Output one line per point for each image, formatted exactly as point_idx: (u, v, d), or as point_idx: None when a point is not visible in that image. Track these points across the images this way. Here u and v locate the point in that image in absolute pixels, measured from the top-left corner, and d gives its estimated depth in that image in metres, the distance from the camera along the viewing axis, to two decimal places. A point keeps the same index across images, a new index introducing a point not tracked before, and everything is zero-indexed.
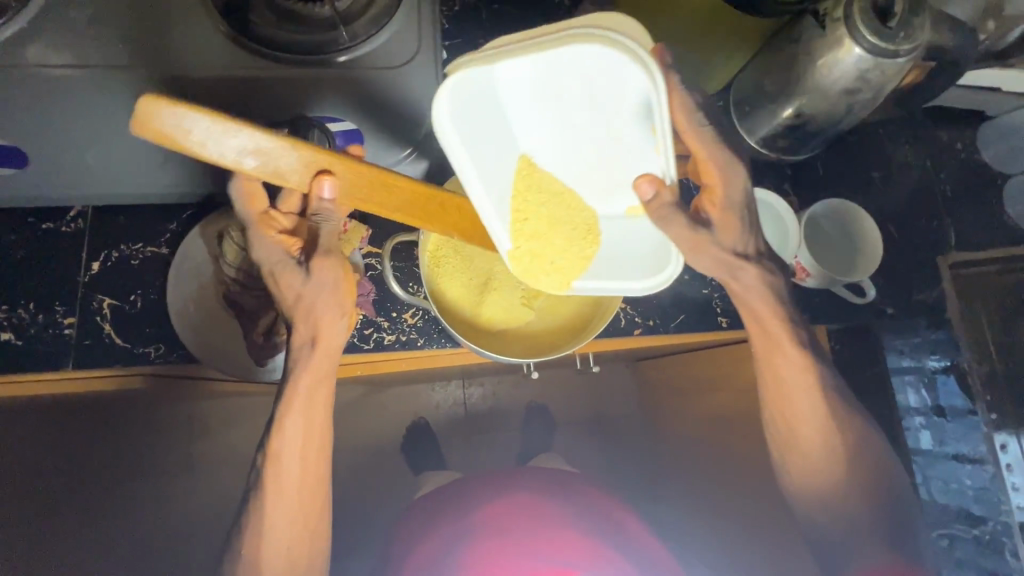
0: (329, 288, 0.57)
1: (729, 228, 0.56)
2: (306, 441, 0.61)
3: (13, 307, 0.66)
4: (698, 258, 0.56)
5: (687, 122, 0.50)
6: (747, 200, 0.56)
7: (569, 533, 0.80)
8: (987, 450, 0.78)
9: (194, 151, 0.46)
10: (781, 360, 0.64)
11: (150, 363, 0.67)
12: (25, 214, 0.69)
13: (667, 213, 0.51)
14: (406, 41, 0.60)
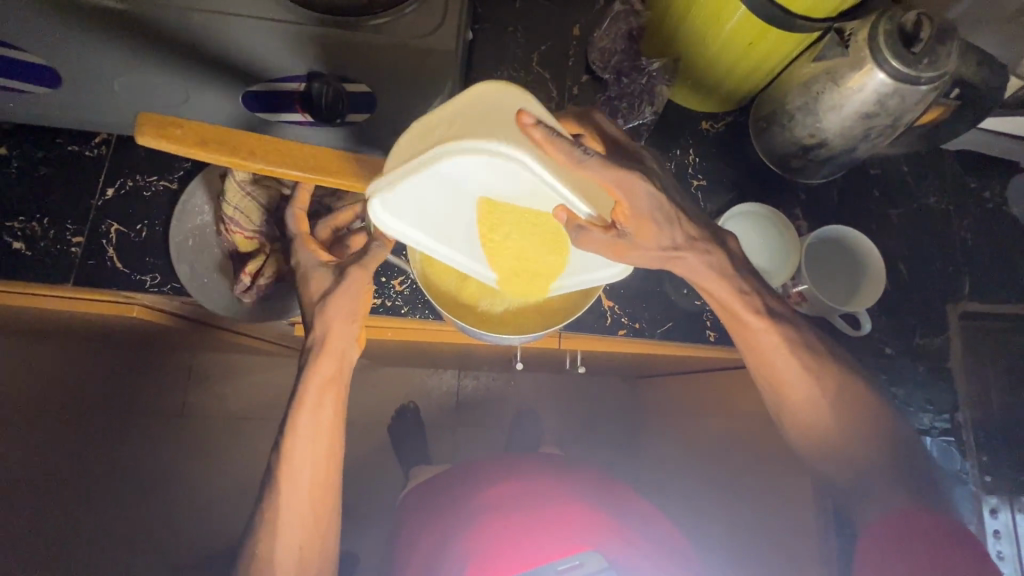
0: (350, 298, 0.60)
1: (649, 229, 0.53)
2: (317, 441, 0.62)
3: (28, 219, 0.70)
4: (632, 256, 0.54)
5: (569, 160, 0.45)
6: (660, 201, 0.51)
7: (575, 508, 0.81)
8: (977, 513, 0.74)
9: (196, 152, 0.44)
10: (755, 337, 0.63)
11: (144, 291, 0.69)
12: (55, 135, 0.73)
13: (591, 234, 0.49)
14: (430, 15, 0.61)
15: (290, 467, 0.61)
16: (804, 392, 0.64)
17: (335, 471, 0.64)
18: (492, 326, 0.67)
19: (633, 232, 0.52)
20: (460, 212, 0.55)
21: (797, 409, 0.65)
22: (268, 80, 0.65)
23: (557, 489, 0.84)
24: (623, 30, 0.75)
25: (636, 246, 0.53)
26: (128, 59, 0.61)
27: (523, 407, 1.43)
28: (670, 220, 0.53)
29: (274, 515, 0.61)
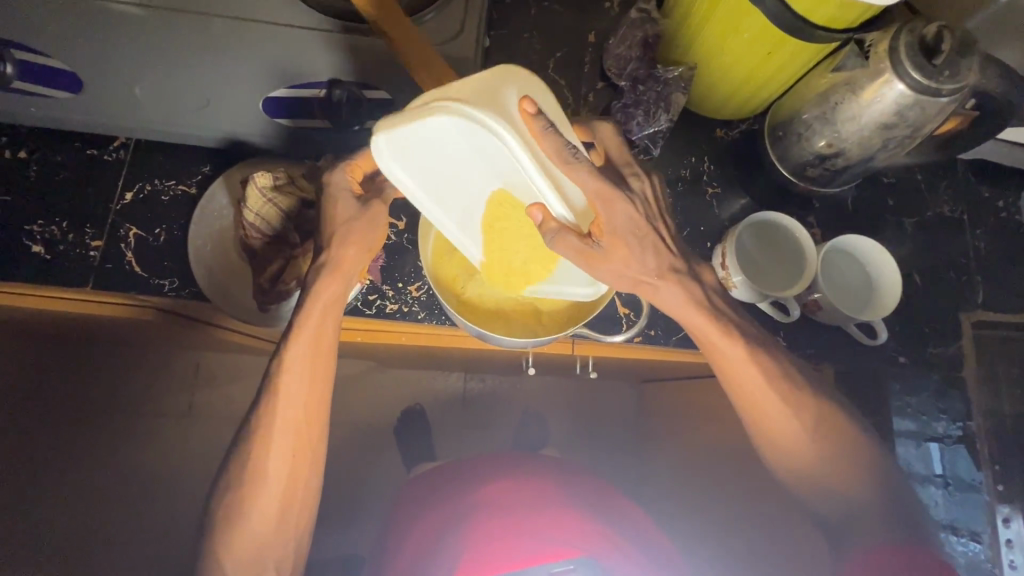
0: (371, 227, 0.62)
1: (624, 251, 0.54)
2: (300, 409, 0.62)
3: (48, 223, 0.70)
4: (602, 270, 0.55)
5: (557, 158, 0.47)
6: (638, 225, 0.53)
7: (566, 516, 0.79)
8: (989, 523, 0.73)
9: None
10: (733, 371, 0.63)
11: (162, 295, 0.69)
12: (74, 140, 0.73)
13: (563, 237, 0.50)
14: (450, 24, 0.63)
15: (287, 377, 0.62)
16: (784, 419, 0.64)
17: (327, 383, 0.64)
18: (473, 319, 0.68)
19: (609, 248, 0.53)
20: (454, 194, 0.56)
21: (781, 441, 0.65)
22: (290, 86, 0.64)
23: (548, 493, 0.83)
24: (638, 38, 0.76)
25: (605, 262, 0.53)
26: (151, 67, 0.62)
27: (527, 411, 1.43)
28: (646, 248, 0.55)
29: (267, 420, 0.62)
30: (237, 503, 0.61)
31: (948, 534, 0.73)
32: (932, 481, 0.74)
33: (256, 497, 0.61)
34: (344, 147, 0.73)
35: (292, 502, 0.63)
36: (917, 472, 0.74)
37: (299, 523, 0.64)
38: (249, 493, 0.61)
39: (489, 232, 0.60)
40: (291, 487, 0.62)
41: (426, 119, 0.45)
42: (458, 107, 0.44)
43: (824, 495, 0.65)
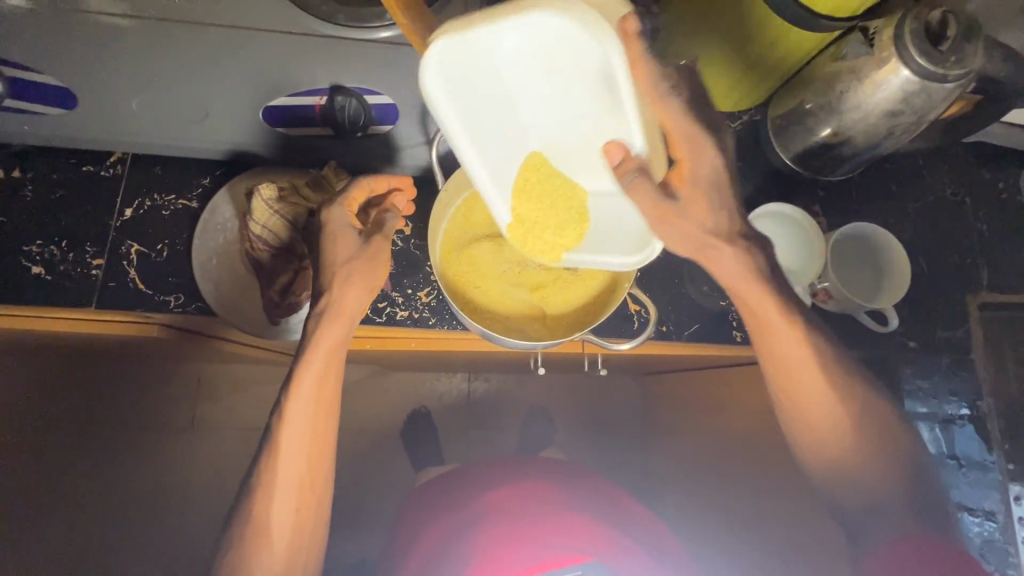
0: (372, 264, 0.62)
1: (702, 207, 0.55)
2: (305, 458, 0.61)
3: (47, 243, 0.69)
4: (664, 233, 0.56)
5: (653, 89, 0.48)
6: (719, 183, 0.54)
7: (578, 519, 0.79)
8: (1000, 500, 0.74)
9: None
10: (785, 348, 0.63)
11: (168, 312, 0.68)
12: (69, 157, 0.71)
13: (641, 179, 0.52)
14: (450, 20, 0.61)
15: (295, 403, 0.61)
16: (818, 394, 0.64)
17: (332, 430, 0.63)
18: (481, 321, 0.68)
19: (686, 199, 0.54)
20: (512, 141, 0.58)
21: (815, 430, 0.65)
22: (289, 94, 0.63)
23: (556, 498, 0.82)
24: None
25: (677, 217, 0.54)
26: (148, 80, 0.60)
27: (533, 410, 1.43)
28: (722, 209, 0.56)
29: (270, 471, 0.60)
30: (244, 552, 0.59)
31: (962, 513, 0.73)
32: (945, 460, 0.75)
33: (262, 545, 0.59)
34: (346, 153, 0.72)
35: (297, 552, 0.60)
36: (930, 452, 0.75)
37: (313, 549, 0.62)
38: (253, 545, 0.59)
39: (525, 195, 0.61)
40: (302, 513, 0.61)
41: (525, 16, 0.44)
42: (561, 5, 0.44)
43: (855, 487, 0.65)
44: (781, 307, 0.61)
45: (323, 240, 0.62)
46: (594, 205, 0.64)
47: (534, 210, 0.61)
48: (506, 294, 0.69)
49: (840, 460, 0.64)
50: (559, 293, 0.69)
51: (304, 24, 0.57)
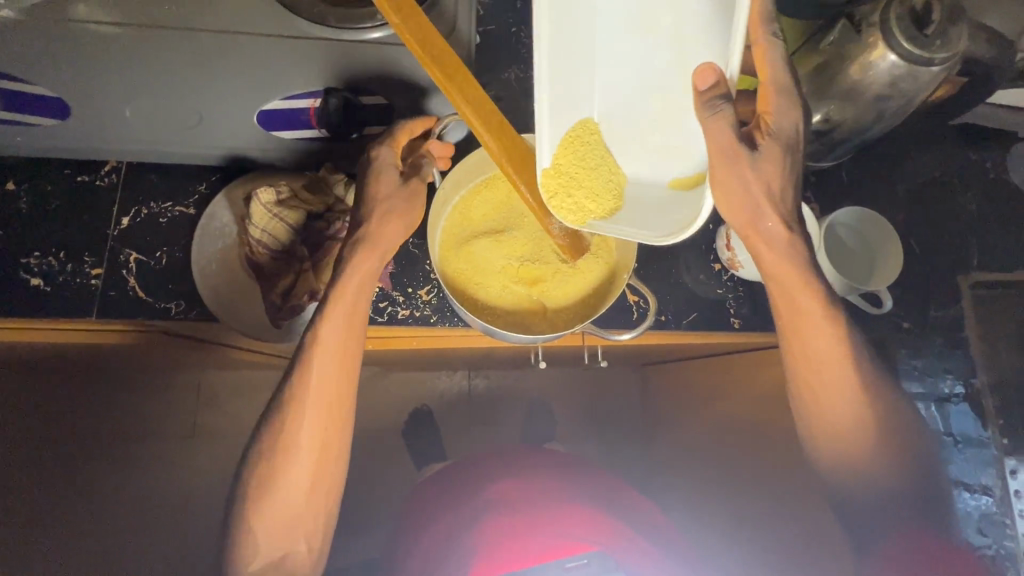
0: (412, 202, 0.63)
1: (774, 166, 0.56)
2: (318, 436, 0.61)
3: (44, 255, 0.69)
4: (724, 182, 0.56)
5: (762, 33, 0.55)
6: (790, 149, 0.57)
7: (579, 511, 0.81)
8: (996, 474, 0.75)
9: None
10: (815, 344, 0.63)
11: (169, 319, 0.68)
12: (63, 167, 0.71)
13: (722, 107, 0.53)
14: (442, 19, 0.62)
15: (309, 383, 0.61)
16: (837, 357, 0.63)
17: (348, 407, 0.63)
18: (478, 311, 0.69)
19: (760, 152, 0.56)
20: (581, 89, 0.59)
21: (835, 424, 0.64)
22: (284, 98, 0.63)
23: (556, 492, 0.84)
24: None
25: (743, 157, 0.55)
26: (141, 87, 0.60)
27: (534, 403, 1.44)
28: (787, 177, 0.58)
29: (280, 446, 0.61)
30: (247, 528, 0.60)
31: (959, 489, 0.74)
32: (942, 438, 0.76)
33: (266, 519, 0.60)
34: (342, 155, 0.72)
35: (303, 532, 0.62)
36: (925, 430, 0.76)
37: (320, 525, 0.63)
38: (254, 523, 0.60)
39: (573, 146, 0.58)
40: (315, 484, 0.62)
41: None
42: None
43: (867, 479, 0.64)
44: (817, 303, 0.62)
45: (365, 177, 0.63)
46: (632, 190, 0.60)
47: (575, 165, 0.58)
48: (506, 286, 0.70)
49: (845, 440, 0.64)
50: (558, 289, 0.70)
51: (296, 27, 0.58)
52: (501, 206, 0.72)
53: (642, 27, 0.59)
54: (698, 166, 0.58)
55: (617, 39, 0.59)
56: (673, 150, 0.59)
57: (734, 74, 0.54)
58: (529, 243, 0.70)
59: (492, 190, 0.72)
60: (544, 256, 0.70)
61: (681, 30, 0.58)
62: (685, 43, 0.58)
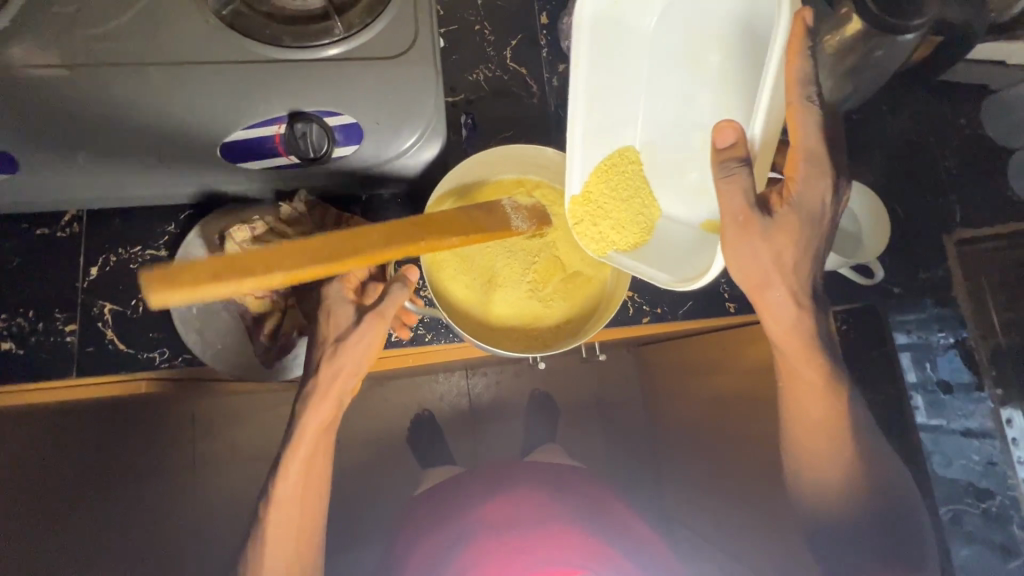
0: (362, 344, 0.59)
1: (787, 237, 0.54)
2: (296, 539, 0.62)
3: (12, 315, 0.66)
4: (738, 250, 0.54)
5: (798, 94, 0.50)
6: (807, 222, 0.55)
7: (565, 530, 0.85)
8: (994, 424, 0.76)
9: (182, 274, 0.45)
10: (810, 404, 0.65)
11: (156, 368, 0.66)
12: (20, 221, 0.68)
13: (738, 172, 0.51)
14: (401, 32, 0.61)
15: (282, 489, 0.60)
16: (814, 406, 0.64)
17: (318, 512, 0.64)
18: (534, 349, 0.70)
19: (775, 221, 0.54)
20: (618, 124, 0.62)
21: (813, 456, 0.67)
22: (246, 126, 0.59)
23: (546, 508, 0.88)
24: None
25: (756, 231, 0.53)
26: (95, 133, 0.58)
27: (536, 394, 1.40)
28: (802, 249, 0.56)
29: (257, 549, 0.61)
30: None
31: (958, 439, 0.77)
32: (930, 385, 0.79)
33: None
34: None
35: None
36: (912, 380, 0.79)
37: None
38: None
39: (603, 181, 0.63)
40: None
41: None
42: None
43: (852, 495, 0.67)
44: (822, 368, 0.62)
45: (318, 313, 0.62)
46: (662, 225, 0.63)
47: (599, 204, 0.63)
48: (539, 311, 0.70)
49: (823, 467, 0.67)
50: (576, 283, 0.70)
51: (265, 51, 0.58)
52: (467, 261, 0.69)
53: (694, 61, 0.59)
54: None
55: (665, 74, 0.60)
56: (711, 192, 0.61)
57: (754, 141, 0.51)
58: (515, 258, 0.69)
59: (444, 261, 0.69)
60: (536, 255, 0.70)
61: (729, 63, 0.56)
62: (732, 82, 0.57)
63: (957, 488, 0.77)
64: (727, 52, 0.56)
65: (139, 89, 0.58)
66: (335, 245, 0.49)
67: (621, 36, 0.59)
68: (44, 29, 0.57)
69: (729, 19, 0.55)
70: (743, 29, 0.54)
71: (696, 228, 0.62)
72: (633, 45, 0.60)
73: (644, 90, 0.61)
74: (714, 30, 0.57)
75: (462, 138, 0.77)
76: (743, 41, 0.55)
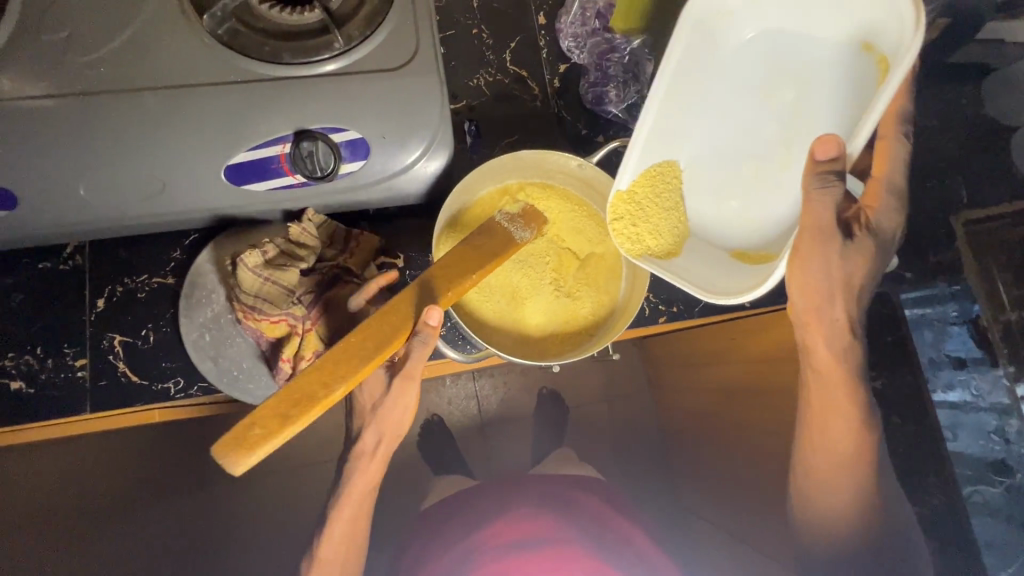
0: (399, 411, 0.62)
1: (859, 263, 0.64)
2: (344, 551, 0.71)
3: (19, 353, 0.64)
4: (808, 264, 0.59)
5: None
6: (872, 252, 0.66)
7: (570, 550, 0.89)
8: (1010, 399, 0.76)
9: (249, 432, 0.47)
10: (835, 425, 0.70)
11: (171, 399, 0.65)
12: (19, 257, 0.66)
13: (835, 185, 0.53)
14: (403, 42, 0.60)
15: (340, 509, 0.69)
16: (842, 440, 0.71)
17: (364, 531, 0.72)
18: (584, 346, 0.69)
19: (854, 242, 0.64)
20: (676, 135, 0.62)
21: (821, 465, 0.73)
22: (250, 147, 0.57)
23: (550, 527, 0.91)
24: (592, 12, 0.74)
25: (832, 245, 0.59)
26: (93, 163, 0.56)
27: (544, 393, 1.39)
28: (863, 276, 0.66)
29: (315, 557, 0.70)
30: None
31: (977, 415, 0.77)
32: (941, 363, 0.80)
33: None
34: None
35: None
36: (924, 358, 0.80)
37: None
38: None
39: (647, 184, 0.62)
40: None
41: None
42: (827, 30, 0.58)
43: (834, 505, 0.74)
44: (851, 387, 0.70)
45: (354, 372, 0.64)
46: (693, 239, 0.63)
47: (639, 210, 0.62)
48: (572, 308, 0.70)
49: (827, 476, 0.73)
50: (593, 265, 0.71)
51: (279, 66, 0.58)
52: (485, 288, 0.68)
53: (768, 93, 0.62)
54: (765, 236, 0.61)
55: (735, 100, 0.62)
56: (746, 220, 0.63)
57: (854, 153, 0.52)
58: (529, 267, 0.69)
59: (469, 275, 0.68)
60: (546, 256, 0.69)
61: (801, 102, 0.61)
62: (800, 119, 0.61)
63: (980, 465, 0.76)
64: (803, 91, 0.61)
65: (139, 115, 0.56)
66: (374, 330, 0.53)
67: (707, 49, 0.60)
68: (36, 58, 0.55)
69: (813, 62, 0.60)
70: (826, 73, 0.59)
71: (724, 252, 0.63)
72: (716, 61, 0.61)
73: (709, 106, 0.62)
74: (796, 70, 0.61)
75: (467, 145, 0.76)
76: (823, 85, 0.59)
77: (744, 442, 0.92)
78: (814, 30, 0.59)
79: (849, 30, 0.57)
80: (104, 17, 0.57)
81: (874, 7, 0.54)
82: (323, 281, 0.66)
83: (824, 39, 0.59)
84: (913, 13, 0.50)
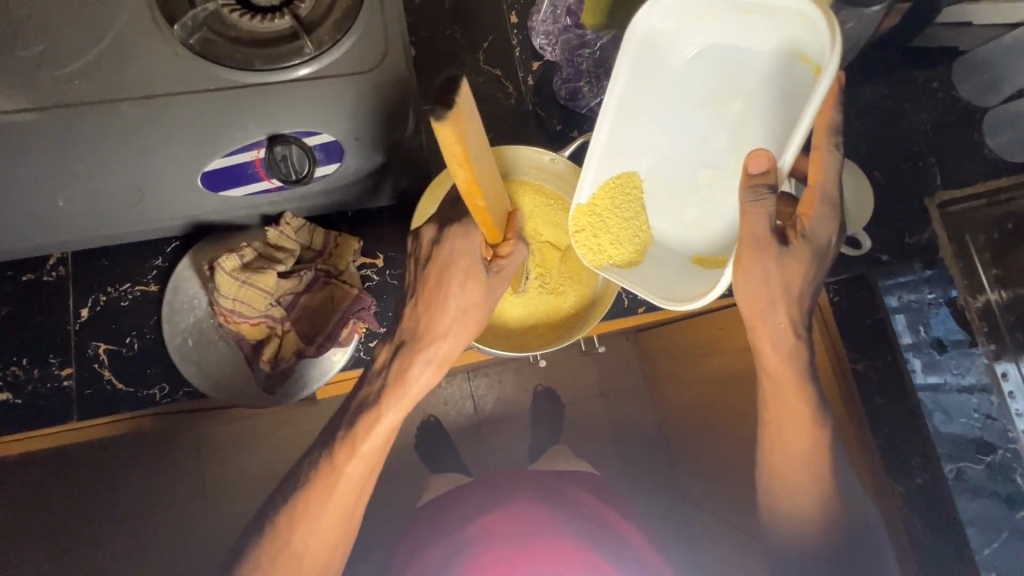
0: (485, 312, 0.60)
1: (797, 267, 0.57)
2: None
3: (8, 365, 0.65)
4: (747, 271, 0.56)
5: (827, 137, 0.57)
6: (816, 256, 0.59)
7: (563, 541, 0.90)
8: (989, 378, 0.77)
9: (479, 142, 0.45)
10: (791, 426, 0.64)
11: (157, 405, 0.66)
12: (4, 269, 0.67)
13: (766, 199, 0.54)
14: (373, 40, 0.60)
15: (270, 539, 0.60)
16: (802, 438, 0.65)
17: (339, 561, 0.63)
18: (562, 339, 0.70)
19: (792, 249, 0.57)
20: (631, 149, 0.63)
21: (798, 473, 0.66)
22: (225, 154, 0.59)
23: (548, 521, 0.92)
24: (563, 8, 0.74)
25: (771, 254, 0.55)
26: (72, 172, 0.57)
27: (540, 389, 1.39)
28: (810, 280, 0.59)
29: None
30: None
31: (958, 396, 0.78)
32: (924, 344, 0.80)
33: None
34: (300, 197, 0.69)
35: None
36: (905, 342, 0.80)
37: None
38: None
39: (602, 194, 0.63)
40: None
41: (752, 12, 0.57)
42: (762, 41, 0.59)
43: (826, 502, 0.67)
44: (799, 389, 0.62)
45: (431, 271, 0.58)
46: (655, 245, 0.65)
47: (598, 219, 0.63)
48: (554, 303, 0.71)
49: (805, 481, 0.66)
50: (573, 260, 0.71)
51: (251, 73, 0.58)
52: None
53: (716, 104, 0.62)
54: (722, 243, 0.63)
55: (686, 112, 0.63)
56: (704, 227, 0.65)
57: (784, 169, 0.55)
58: None
59: None
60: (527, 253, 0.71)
61: (750, 111, 0.61)
62: (750, 128, 0.62)
63: (960, 444, 0.77)
64: (750, 102, 0.61)
65: (115, 125, 0.57)
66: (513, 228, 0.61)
67: (654, 64, 0.61)
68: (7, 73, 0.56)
69: (757, 71, 0.60)
70: (768, 84, 0.59)
71: (685, 259, 0.65)
72: (663, 75, 0.61)
73: (663, 120, 0.63)
74: (740, 82, 0.61)
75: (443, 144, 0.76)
76: (765, 96, 0.60)
77: (738, 429, 0.93)
78: (752, 41, 0.59)
79: (782, 42, 0.58)
80: (70, 28, 0.57)
81: (802, 20, 0.54)
82: (303, 284, 0.65)
83: (763, 49, 0.59)
84: (832, 29, 0.51)
